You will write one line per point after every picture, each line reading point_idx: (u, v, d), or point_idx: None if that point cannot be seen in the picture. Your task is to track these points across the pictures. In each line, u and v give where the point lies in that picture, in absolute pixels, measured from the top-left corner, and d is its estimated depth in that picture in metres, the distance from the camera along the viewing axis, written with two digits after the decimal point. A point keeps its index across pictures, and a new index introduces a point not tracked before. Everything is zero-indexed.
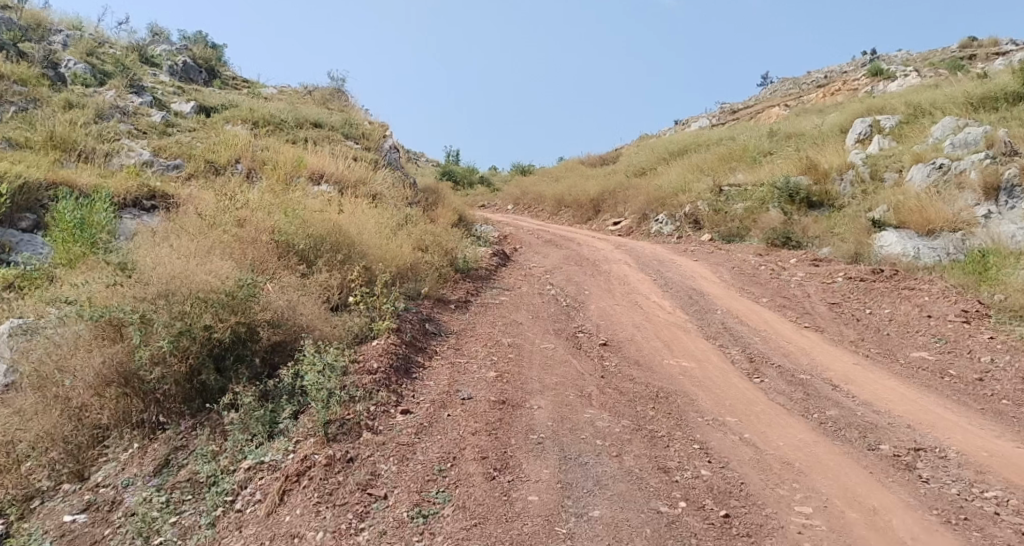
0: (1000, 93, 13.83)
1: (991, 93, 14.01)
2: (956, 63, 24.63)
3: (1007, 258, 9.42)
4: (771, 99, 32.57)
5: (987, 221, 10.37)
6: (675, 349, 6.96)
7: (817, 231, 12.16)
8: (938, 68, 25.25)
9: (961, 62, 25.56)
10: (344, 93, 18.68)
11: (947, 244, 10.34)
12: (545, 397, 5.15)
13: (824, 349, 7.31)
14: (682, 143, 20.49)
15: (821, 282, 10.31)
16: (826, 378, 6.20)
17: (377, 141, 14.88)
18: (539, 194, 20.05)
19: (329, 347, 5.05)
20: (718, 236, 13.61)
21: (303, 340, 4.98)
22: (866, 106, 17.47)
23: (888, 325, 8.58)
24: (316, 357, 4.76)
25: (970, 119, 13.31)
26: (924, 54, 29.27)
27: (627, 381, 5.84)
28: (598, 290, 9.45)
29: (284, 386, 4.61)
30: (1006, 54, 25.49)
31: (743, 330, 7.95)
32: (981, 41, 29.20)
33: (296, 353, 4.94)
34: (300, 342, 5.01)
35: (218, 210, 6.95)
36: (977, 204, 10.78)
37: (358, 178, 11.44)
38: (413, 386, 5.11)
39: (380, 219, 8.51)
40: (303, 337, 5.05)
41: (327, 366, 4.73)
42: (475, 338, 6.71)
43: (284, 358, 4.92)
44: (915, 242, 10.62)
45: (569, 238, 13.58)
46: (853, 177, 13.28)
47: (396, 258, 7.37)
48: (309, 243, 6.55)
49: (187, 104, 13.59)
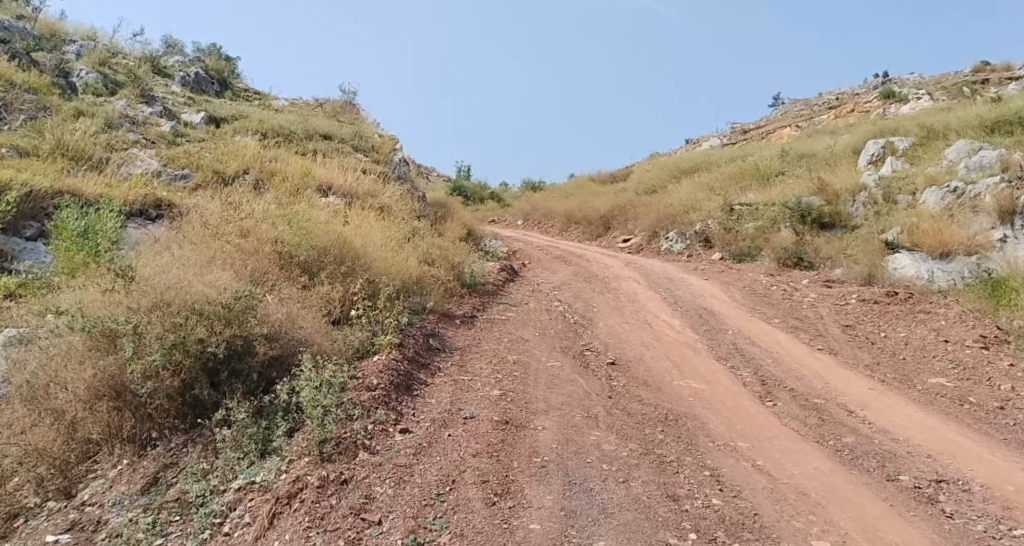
0: (1016, 115, 13.66)
1: (1006, 116, 13.86)
2: (969, 87, 24.53)
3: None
4: (783, 120, 32.52)
5: (1002, 245, 10.08)
6: (685, 369, 6.79)
7: (829, 252, 11.97)
8: (950, 91, 25.15)
9: (974, 86, 25.45)
10: (354, 105, 18.72)
11: (962, 267, 10.12)
12: (549, 418, 4.98)
13: (838, 373, 7.11)
14: (692, 161, 20.39)
15: (833, 304, 10.12)
16: (841, 403, 6.00)
17: (386, 154, 14.85)
18: (549, 210, 19.98)
19: (328, 362, 4.91)
20: (728, 255, 13.45)
21: (302, 353, 4.86)
22: (879, 127, 17.35)
23: (904, 349, 8.36)
24: (314, 373, 4.63)
25: (984, 142, 13.18)
26: (936, 78, 29.19)
27: (636, 402, 5.66)
28: (607, 307, 9.29)
29: (279, 402, 4.47)
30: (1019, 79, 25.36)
31: (755, 351, 7.77)
32: (993, 65, 29.09)
33: (294, 367, 4.81)
34: (298, 357, 4.88)
35: (221, 220, 6.86)
36: (993, 227, 10.49)
37: (366, 190, 11.38)
38: (413, 404, 4.96)
39: (386, 231, 8.40)
40: (301, 350, 4.92)
41: (325, 382, 4.60)
42: (480, 355, 6.57)
43: (281, 373, 4.79)
44: (929, 265, 10.44)
45: (578, 254, 13.44)
46: (865, 199, 13.12)
47: (401, 271, 7.25)
48: (312, 254, 6.44)
49: (198, 114, 13.61)
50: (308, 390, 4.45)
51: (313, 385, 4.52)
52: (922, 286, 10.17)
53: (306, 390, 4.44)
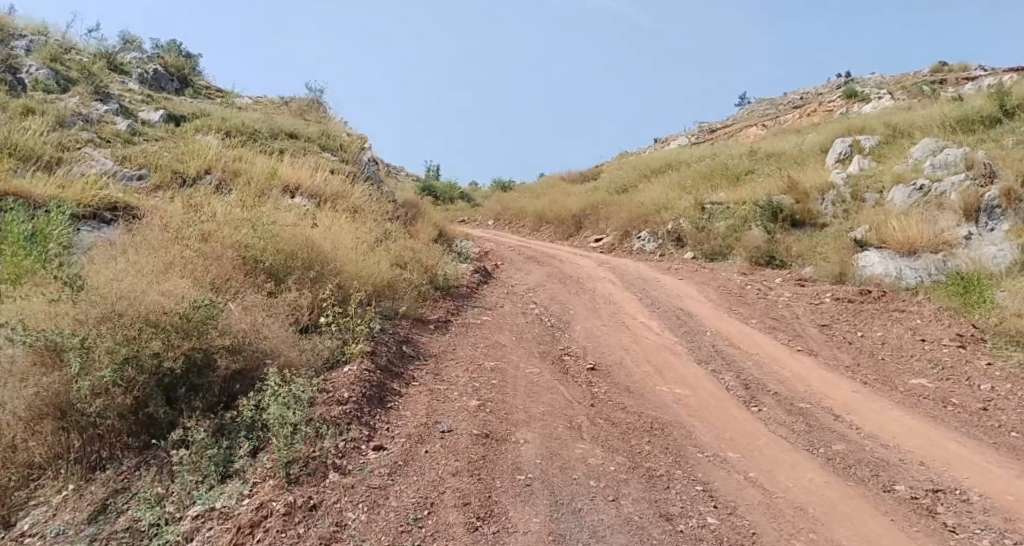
0: (979, 114, 13.83)
1: (969, 116, 14.02)
2: (928, 87, 24.95)
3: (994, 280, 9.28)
4: (749, 119, 32.78)
5: (968, 241, 10.27)
6: (666, 374, 6.60)
7: (800, 251, 11.94)
8: (910, 92, 25.57)
9: (933, 86, 25.90)
10: (321, 103, 18.27)
11: (929, 265, 10.13)
12: (531, 430, 4.75)
13: (820, 375, 6.99)
14: (662, 160, 20.35)
15: (808, 303, 10.05)
16: (826, 407, 5.87)
17: (354, 154, 14.46)
18: (520, 210, 19.75)
19: (296, 376, 4.61)
20: (701, 255, 13.33)
21: (266, 366, 4.55)
22: (845, 126, 17.47)
23: (881, 349, 8.31)
24: (281, 388, 4.33)
25: (949, 140, 13.29)
26: (896, 78, 29.68)
27: (619, 410, 5.46)
28: (583, 309, 9.10)
29: (241, 421, 4.16)
30: (975, 79, 25.89)
31: (735, 353, 7.62)
32: (951, 65, 29.71)
33: (260, 381, 4.50)
34: (263, 370, 4.58)
35: (179, 223, 6.48)
36: (958, 225, 10.63)
37: (334, 191, 11.03)
38: (387, 418, 4.69)
39: (355, 233, 8.08)
40: (267, 363, 4.61)
41: (291, 398, 4.31)
42: (455, 361, 6.31)
43: (245, 387, 4.48)
44: (897, 262, 10.44)
45: (551, 255, 13.23)
46: (833, 198, 13.13)
47: (372, 275, 6.95)
48: (278, 259, 6.11)
49: (156, 113, 13.08)
50: (273, 407, 4.15)
51: (279, 401, 4.21)
52: (892, 283, 10.16)
53: (271, 407, 4.15)
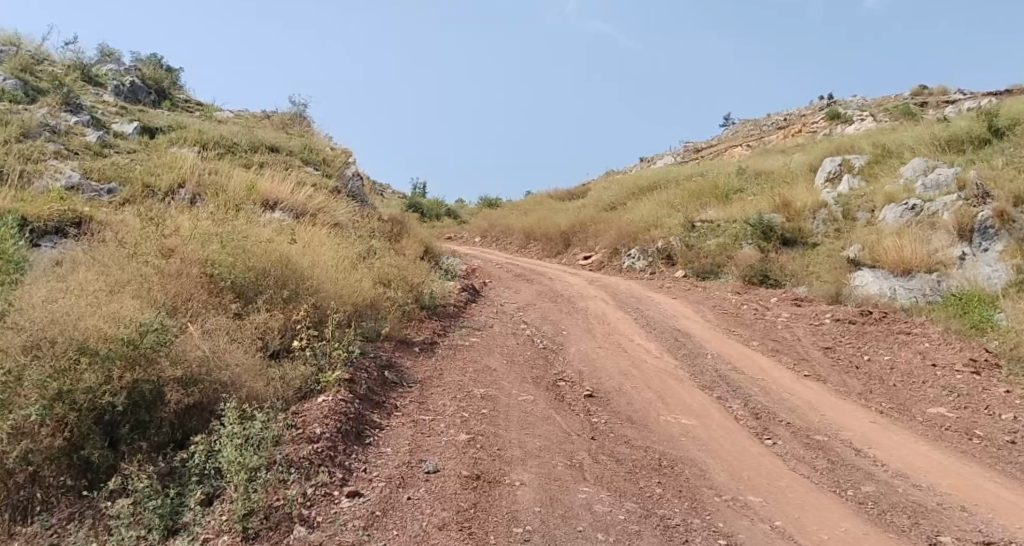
0: (968, 133, 13.57)
1: (958, 135, 13.75)
2: (911, 109, 24.95)
3: (996, 302, 8.94)
4: (733, 139, 32.63)
5: (963, 261, 9.94)
6: (670, 402, 6.11)
7: (794, 269, 11.56)
8: (893, 113, 25.57)
9: (915, 107, 25.91)
10: (304, 117, 17.78)
11: (924, 284, 9.87)
12: (526, 469, 4.25)
13: (832, 404, 6.52)
14: (651, 178, 20.02)
15: (808, 324, 9.63)
16: (845, 440, 5.42)
17: (337, 168, 13.96)
18: (507, 227, 19.31)
19: (258, 411, 4.08)
20: (692, 273, 12.89)
21: (224, 399, 4.00)
22: (834, 145, 17.23)
23: (890, 374, 7.88)
24: (240, 426, 3.80)
25: (940, 159, 13.01)
26: (878, 101, 29.77)
27: (623, 444, 4.95)
28: (577, 330, 8.60)
29: (192, 465, 3.62)
30: (958, 101, 25.94)
31: (740, 378, 7.14)
32: (931, 88, 29.85)
33: (218, 416, 3.96)
34: (220, 404, 4.02)
35: (138, 236, 5.91)
36: (951, 245, 10.31)
37: (314, 206, 10.52)
38: (365, 457, 4.19)
39: (333, 248, 7.54)
40: (225, 395, 4.06)
41: (253, 439, 3.79)
42: (442, 388, 5.80)
43: (198, 424, 3.92)
44: (891, 282, 10.16)
45: (539, 272, 12.75)
46: (825, 216, 12.78)
47: (351, 294, 6.42)
48: (246, 277, 5.57)
49: (130, 124, 12.53)
50: (229, 448, 3.62)
51: (236, 442, 3.68)
52: (886, 304, 9.84)
53: (226, 448, 3.62)
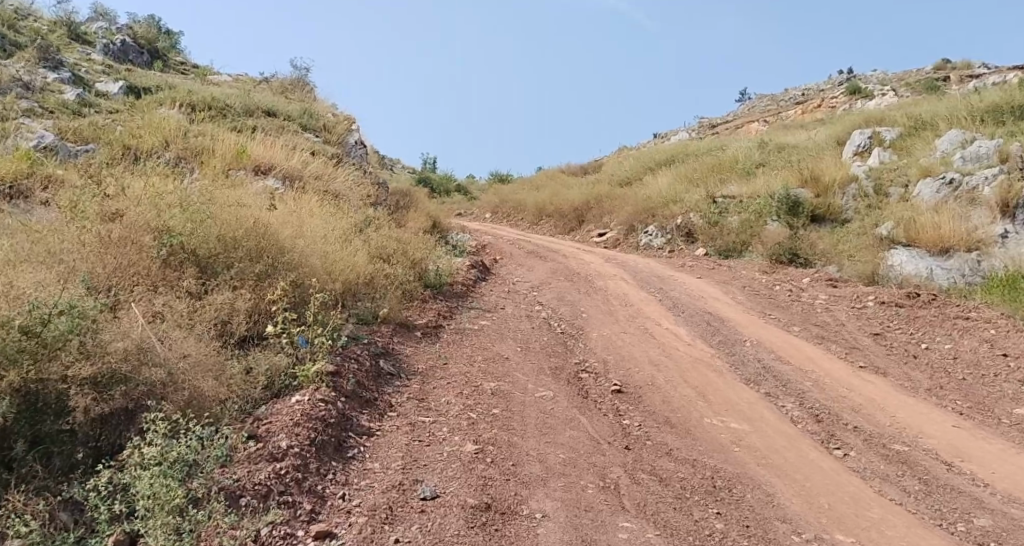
0: (1010, 102, 12.34)
1: (998, 105, 12.45)
2: (935, 83, 23.58)
3: None
4: (750, 115, 31.19)
5: (1005, 240, 8.95)
6: (714, 401, 5.18)
7: (824, 248, 10.52)
8: (916, 88, 24.20)
9: (940, 82, 24.51)
10: (306, 83, 16.74)
11: (963, 265, 8.91)
12: (548, 494, 3.41)
13: (900, 403, 5.58)
14: (667, 151, 18.89)
15: (850, 307, 8.62)
16: (929, 451, 4.49)
17: (338, 136, 12.98)
18: (518, 203, 18.29)
19: (198, 425, 3.21)
20: (713, 250, 11.89)
21: (153, 406, 3.19)
22: (863, 117, 16.00)
23: (955, 365, 6.89)
24: (166, 448, 2.93)
25: (978, 131, 11.84)
26: (900, 75, 28.33)
27: (665, 457, 4.04)
28: (598, 313, 7.65)
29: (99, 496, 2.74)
30: (985, 75, 24.50)
31: (788, 371, 6.18)
32: (954, 62, 28.37)
33: (142, 430, 3.13)
34: (149, 410, 3.20)
35: (79, 195, 5.02)
36: (992, 222, 9.30)
37: (307, 173, 9.56)
38: (344, 478, 3.36)
39: (323, 217, 6.59)
40: (155, 401, 3.24)
41: (183, 463, 2.93)
42: (447, 382, 4.90)
43: (118, 438, 3.10)
44: (929, 262, 9.16)
45: (553, 249, 11.76)
46: (856, 191, 11.66)
47: (343, 271, 5.53)
48: (210, 248, 4.70)
49: (116, 84, 11.58)
50: (150, 477, 2.75)
51: (161, 467, 2.82)
52: (926, 286, 8.84)
53: (144, 478, 2.75)
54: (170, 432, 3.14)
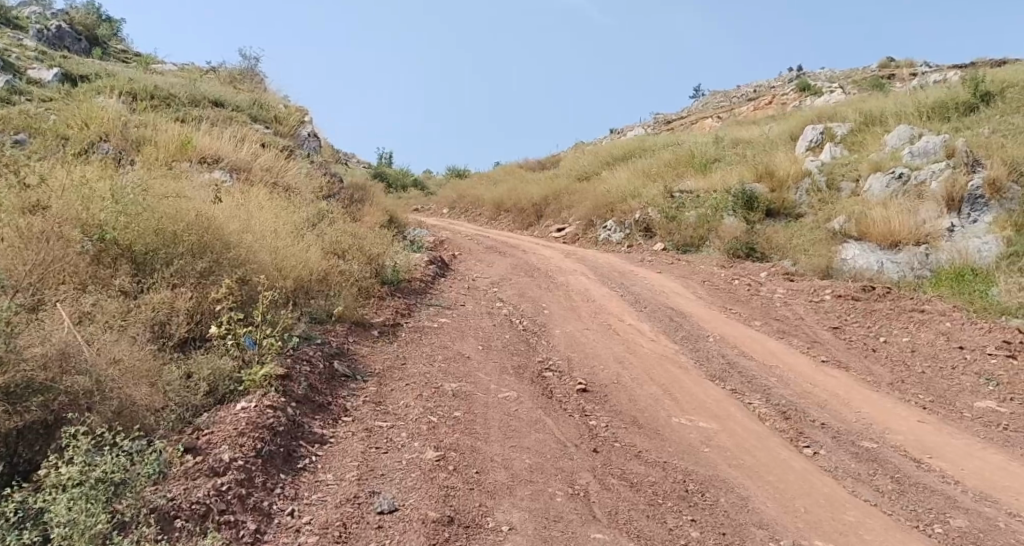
0: (956, 99, 12.52)
1: (944, 101, 12.63)
2: (881, 82, 24.14)
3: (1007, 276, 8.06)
4: (704, 111, 31.52)
5: (951, 234, 9.08)
6: (680, 399, 5.06)
7: (779, 242, 10.56)
8: (863, 85, 24.74)
9: (885, 80, 25.11)
10: (256, 73, 16.15)
11: (911, 258, 8.99)
12: (515, 504, 3.23)
13: (864, 397, 5.56)
14: (625, 146, 18.86)
15: (808, 301, 8.63)
16: (898, 448, 4.43)
17: (289, 127, 12.52)
18: (477, 198, 18.04)
19: (126, 439, 2.93)
20: (671, 245, 11.85)
21: (75, 419, 2.90)
22: (815, 112, 16.19)
23: (914, 358, 6.94)
24: (90, 467, 2.65)
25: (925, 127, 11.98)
26: (847, 73, 28.95)
27: (634, 459, 3.89)
28: (560, 309, 7.48)
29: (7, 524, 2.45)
30: (927, 74, 25.17)
31: (752, 367, 6.11)
32: (898, 61, 29.13)
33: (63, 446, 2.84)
34: (70, 422, 2.91)
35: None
36: (939, 216, 9.43)
37: (256, 165, 9.15)
38: (294, 492, 3.12)
39: (272, 211, 6.25)
40: (78, 412, 2.96)
41: (109, 483, 2.65)
42: (405, 383, 4.66)
43: (36, 454, 2.82)
44: (879, 256, 9.26)
45: (512, 245, 11.56)
46: (809, 186, 11.75)
47: (293, 267, 5.23)
48: (147, 243, 4.37)
49: (50, 70, 10.93)
50: (68, 500, 2.48)
51: (82, 489, 2.54)
52: (876, 279, 8.91)
53: (61, 502, 2.47)
54: (95, 447, 2.86)
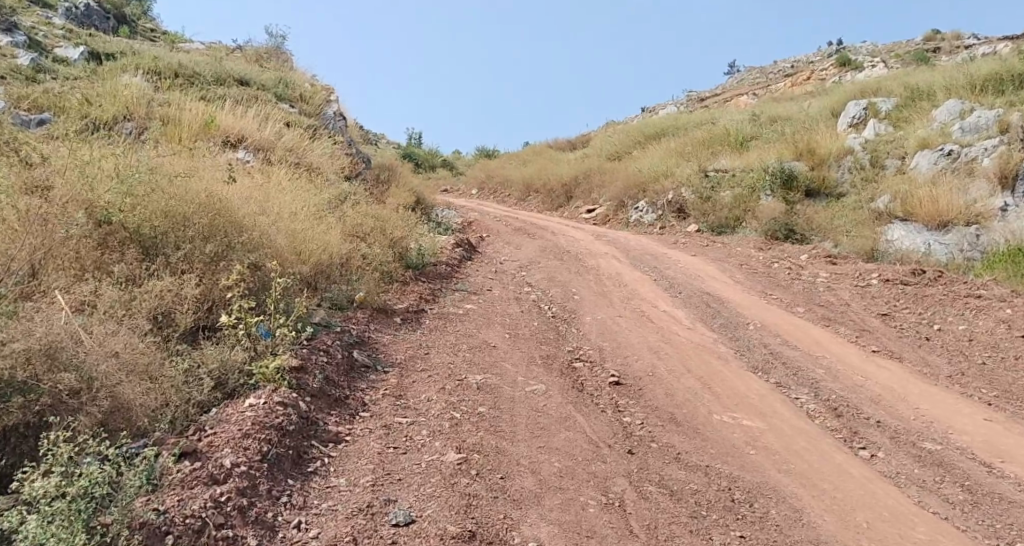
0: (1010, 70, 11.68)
1: (997, 72, 11.81)
2: (926, 55, 23.05)
3: None
4: (740, 87, 30.57)
5: (1005, 214, 8.49)
6: (720, 394, 4.70)
7: (819, 222, 10.04)
8: (906, 59, 23.67)
9: (930, 54, 23.98)
10: (283, 52, 15.94)
11: (961, 239, 8.45)
12: (543, 516, 2.94)
13: (922, 392, 5.14)
14: (658, 124, 18.29)
15: (853, 286, 8.10)
16: (964, 450, 4.04)
17: (315, 107, 12.29)
18: (506, 178, 17.68)
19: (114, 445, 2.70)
20: (706, 227, 11.37)
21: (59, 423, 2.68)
22: (857, 87, 15.43)
23: (972, 347, 6.44)
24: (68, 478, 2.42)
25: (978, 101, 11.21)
26: (889, 46, 27.75)
27: (672, 462, 3.56)
28: (591, 294, 7.14)
29: None
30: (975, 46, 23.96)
31: (798, 357, 5.72)
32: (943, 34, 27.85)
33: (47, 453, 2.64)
34: (54, 425, 2.70)
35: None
36: (992, 195, 8.84)
37: (280, 145, 8.92)
38: (301, 502, 2.86)
39: (292, 192, 5.99)
40: (64, 416, 2.74)
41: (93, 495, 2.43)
42: (428, 374, 4.39)
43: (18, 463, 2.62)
44: (926, 236, 8.73)
45: (540, 226, 11.21)
46: (851, 164, 11.10)
47: (311, 250, 4.98)
48: (156, 225, 4.13)
49: (76, 49, 10.81)
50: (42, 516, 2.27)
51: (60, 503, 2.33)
52: (923, 260, 8.38)
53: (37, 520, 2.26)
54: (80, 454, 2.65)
